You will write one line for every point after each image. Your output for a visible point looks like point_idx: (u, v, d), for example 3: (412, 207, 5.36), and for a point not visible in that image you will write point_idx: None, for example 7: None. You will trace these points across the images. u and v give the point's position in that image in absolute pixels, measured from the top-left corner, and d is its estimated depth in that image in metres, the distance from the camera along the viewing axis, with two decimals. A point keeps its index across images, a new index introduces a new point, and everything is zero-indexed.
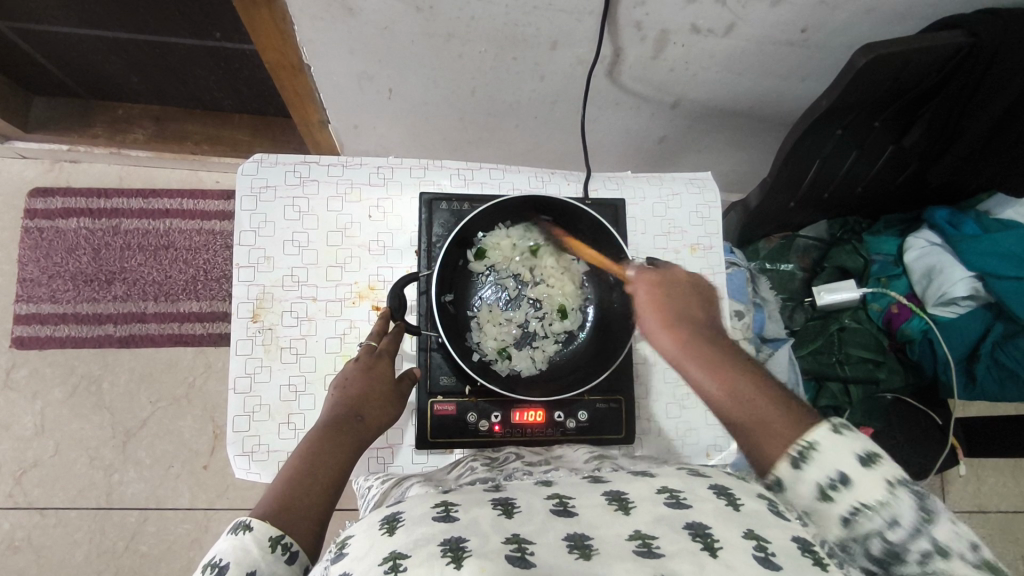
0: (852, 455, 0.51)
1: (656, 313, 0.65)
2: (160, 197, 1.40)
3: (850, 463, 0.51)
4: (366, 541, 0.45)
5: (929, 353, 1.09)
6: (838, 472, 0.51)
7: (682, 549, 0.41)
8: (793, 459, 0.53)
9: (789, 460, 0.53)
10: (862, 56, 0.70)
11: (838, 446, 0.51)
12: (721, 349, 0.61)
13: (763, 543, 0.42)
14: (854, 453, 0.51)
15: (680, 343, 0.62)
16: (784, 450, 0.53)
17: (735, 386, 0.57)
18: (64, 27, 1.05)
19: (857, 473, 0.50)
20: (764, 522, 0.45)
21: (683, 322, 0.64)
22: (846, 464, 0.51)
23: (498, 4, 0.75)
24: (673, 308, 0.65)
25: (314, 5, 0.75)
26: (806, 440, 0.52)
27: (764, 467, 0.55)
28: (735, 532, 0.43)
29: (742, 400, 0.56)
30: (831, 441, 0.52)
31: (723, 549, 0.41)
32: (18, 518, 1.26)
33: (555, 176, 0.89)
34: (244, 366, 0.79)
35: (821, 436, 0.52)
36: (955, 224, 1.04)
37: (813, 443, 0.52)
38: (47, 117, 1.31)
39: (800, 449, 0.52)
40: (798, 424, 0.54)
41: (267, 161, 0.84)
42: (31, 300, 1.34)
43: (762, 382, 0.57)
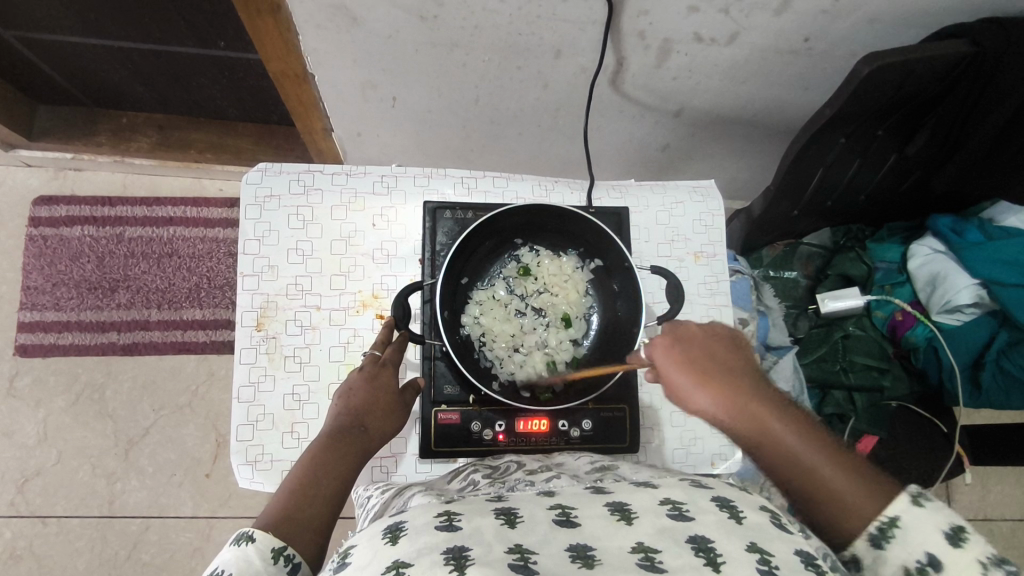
0: (939, 532, 0.51)
1: (700, 377, 0.60)
2: (164, 205, 1.41)
3: (936, 541, 0.51)
4: (369, 550, 0.45)
5: (933, 361, 1.09)
6: (926, 553, 0.51)
7: (684, 564, 0.41)
8: (874, 537, 0.53)
9: (869, 537, 0.53)
10: (865, 65, 0.71)
11: (922, 523, 0.52)
12: (771, 411, 0.58)
13: (767, 556, 0.42)
14: (939, 529, 0.51)
15: (730, 412, 0.59)
16: (864, 526, 0.54)
17: (796, 455, 0.56)
18: (70, 37, 1.05)
19: (945, 553, 0.51)
20: (767, 534, 0.45)
21: (737, 384, 0.60)
22: (934, 544, 0.51)
23: (502, 14, 0.76)
24: (714, 367, 0.61)
25: (319, 15, 0.76)
26: (887, 515, 0.53)
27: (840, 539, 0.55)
28: (738, 545, 0.42)
29: (808, 471, 0.56)
30: (911, 516, 0.53)
31: (726, 565, 0.41)
32: (20, 527, 1.26)
33: (558, 184, 0.90)
34: (247, 375, 0.79)
35: (902, 511, 0.53)
36: (959, 231, 1.04)
37: (895, 520, 0.53)
38: (52, 125, 1.32)
39: (881, 526, 0.53)
40: (872, 494, 0.54)
41: (272, 170, 0.84)
42: (35, 308, 1.34)
43: (822, 446, 0.57)
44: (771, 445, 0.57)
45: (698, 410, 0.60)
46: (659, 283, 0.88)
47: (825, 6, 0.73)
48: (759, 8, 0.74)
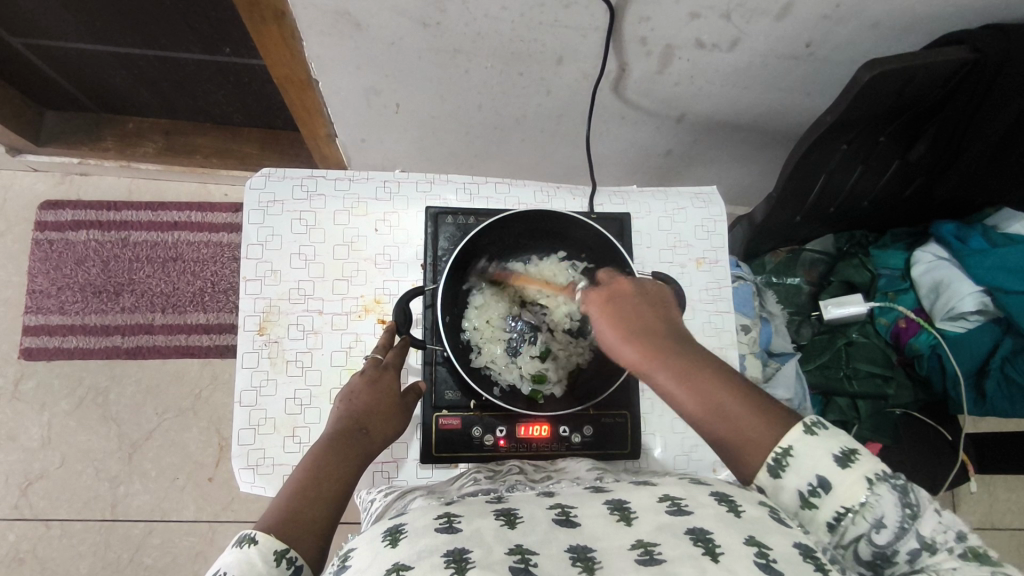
0: (829, 455, 0.52)
1: (626, 336, 0.58)
2: (169, 210, 1.42)
3: (828, 465, 0.51)
4: (369, 553, 0.45)
5: (938, 369, 1.08)
6: (818, 476, 0.51)
7: (683, 554, 0.41)
8: (772, 467, 0.53)
9: (768, 468, 0.53)
10: (865, 72, 0.71)
11: (813, 450, 0.52)
12: (701, 367, 0.56)
13: (765, 549, 0.42)
14: (831, 453, 0.52)
15: (651, 359, 0.56)
16: (764, 459, 0.53)
17: (711, 399, 0.54)
18: (78, 43, 1.07)
19: (836, 475, 0.51)
20: (766, 528, 0.45)
21: (653, 338, 0.58)
22: (826, 467, 0.51)
23: (504, 21, 0.76)
24: (631, 316, 0.60)
25: (323, 22, 0.76)
26: (782, 445, 0.53)
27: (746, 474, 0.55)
28: (736, 538, 0.42)
29: (721, 411, 0.54)
30: (804, 444, 0.52)
31: (724, 554, 0.41)
32: (23, 530, 1.26)
33: (560, 191, 0.90)
34: (249, 379, 0.79)
35: (795, 439, 0.53)
36: (963, 238, 1.03)
37: (789, 449, 0.53)
38: (60, 130, 1.33)
39: (778, 456, 0.53)
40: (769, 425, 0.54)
41: (275, 175, 0.84)
42: (40, 312, 1.35)
43: (734, 389, 0.55)
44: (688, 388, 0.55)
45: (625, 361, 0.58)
46: None
47: (827, 11, 0.74)
48: (761, 14, 0.74)
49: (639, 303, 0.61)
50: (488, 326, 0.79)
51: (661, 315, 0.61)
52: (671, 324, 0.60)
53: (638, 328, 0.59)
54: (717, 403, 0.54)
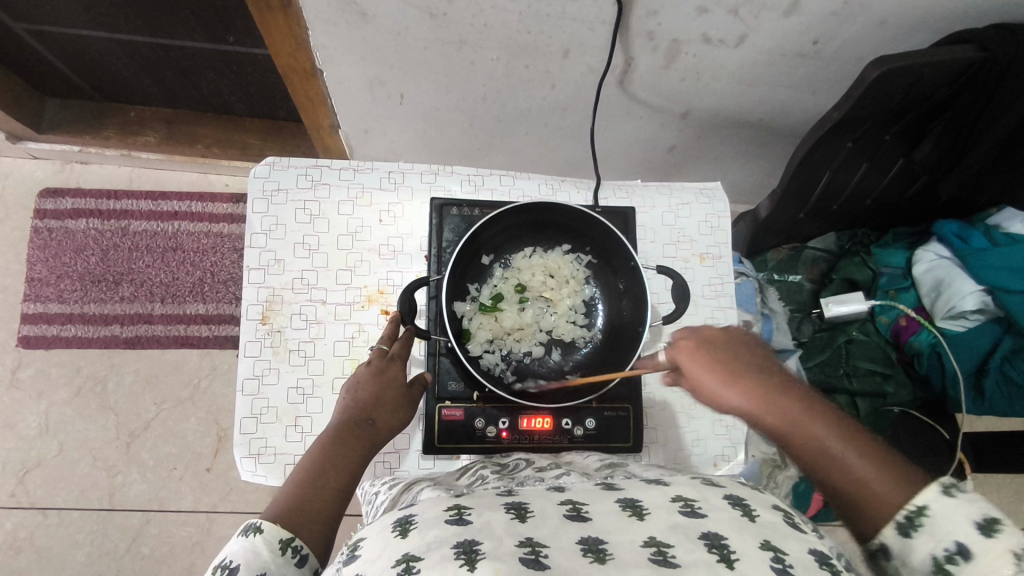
0: (970, 522, 0.48)
1: (721, 373, 0.61)
2: (169, 199, 1.41)
3: (967, 532, 0.48)
4: (379, 542, 0.45)
5: (937, 368, 1.08)
6: (957, 542, 0.49)
7: (698, 560, 0.40)
8: (901, 525, 0.51)
9: (897, 526, 0.51)
10: (873, 69, 0.71)
11: (953, 514, 0.49)
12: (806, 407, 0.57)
13: (780, 554, 0.42)
14: (972, 520, 0.48)
15: (753, 398, 0.59)
16: (891, 516, 0.52)
17: (815, 440, 0.56)
18: (79, 29, 1.06)
19: (979, 544, 0.48)
20: (780, 533, 0.45)
21: (760, 379, 0.60)
22: (965, 534, 0.48)
23: (512, 12, 0.76)
24: (729, 359, 0.62)
25: (329, 11, 0.76)
26: (915, 503, 0.51)
27: (867, 529, 0.53)
28: (751, 543, 0.42)
29: (827, 455, 0.55)
30: (942, 505, 0.50)
31: (739, 561, 0.40)
32: (20, 518, 1.26)
33: (564, 184, 0.90)
34: (251, 368, 0.79)
35: (930, 499, 0.50)
36: (965, 237, 1.04)
37: (923, 508, 0.50)
38: (60, 118, 1.32)
39: (909, 515, 0.51)
40: (888, 478, 0.53)
41: (279, 164, 0.84)
42: (38, 300, 1.35)
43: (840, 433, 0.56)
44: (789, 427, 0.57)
45: (724, 400, 0.60)
46: (664, 283, 0.88)
47: (835, 8, 0.74)
48: (769, 10, 0.74)
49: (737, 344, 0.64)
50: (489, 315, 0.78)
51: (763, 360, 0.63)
52: (777, 368, 0.62)
53: (741, 368, 0.61)
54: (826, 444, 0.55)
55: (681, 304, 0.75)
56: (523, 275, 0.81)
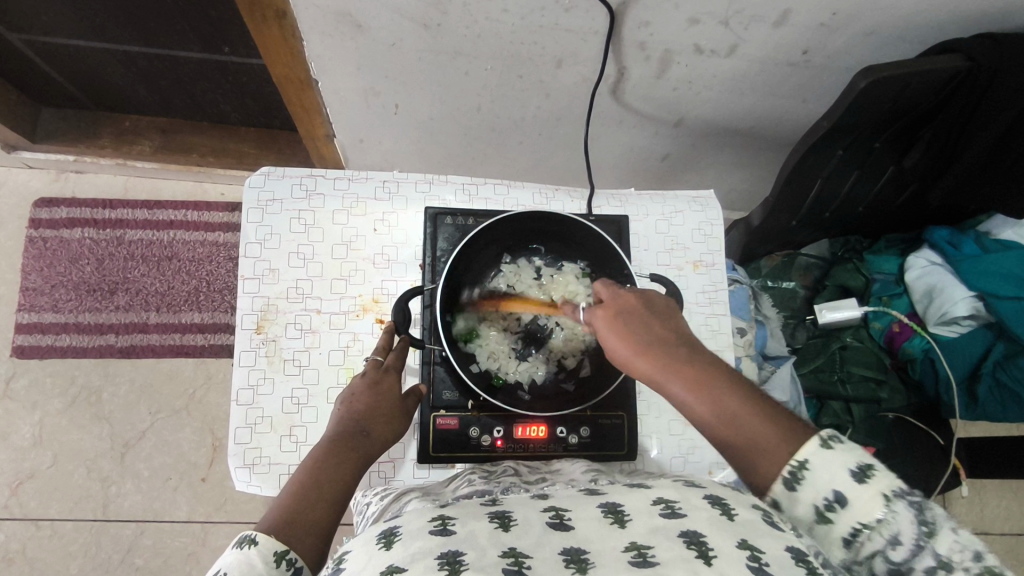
0: (846, 469, 0.52)
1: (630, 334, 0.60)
2: (165, 208, 1.41)
3: (844, 480, 0.51)
4: (364, 555, 0.45)
5: (930, 372, 1.10)
6: (834, 492, 0.51)
7: (676, 555, 0.41)
8: (788, 480, 0.53)
9: (784, 481, 0.53)
10: (862, 78, 0.72)
11: (830, 463, 0.52)
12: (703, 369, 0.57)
13: (757, 552, 0.42)
14: (848, 468, 0.51)
15: (647, 359, 0.59)
16: (779, 471, 0.53)
17: (709, 394, 0.56)
18: (75, 40, 1.06)
19: (853, 491, 0.51)
20: (757, 531, 0.45)
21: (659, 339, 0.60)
22: (842, 483, 0.51)
23: (505, 23, 0.77)
24: (630, 322, 0.61)
25: (324, 22, 0.77)
26: (798, 458, 0.53)
27: (760, 486, 0.55)
28: (728, 541, 0.42)
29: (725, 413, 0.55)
30: (821, 458, 0.52)
31: (717, 558, 0.41)
32: (13, 530, 1.25)
33: (558, 193, 0.90)
34: (246, 378, 0.79)
35: (812, 453, 0.52)
36: (956, 244, 1.06)
37: (805, 462, 0.52)
38: (55, 127, 1.32)
39: (795, 470, 0.53)
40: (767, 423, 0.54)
41: (274, 174, 0.84)
42: (33, 309, 1.34)
43: (738, 386, 0.56)
44: (685, 383, 0.57)
45: (622, 360, 0.61)
46: (658, 291, 0.88)
47: (824, 19, 0.75)
48: (758, 20, 0.75)
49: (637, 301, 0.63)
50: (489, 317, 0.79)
51: (665, 314, 0.63)
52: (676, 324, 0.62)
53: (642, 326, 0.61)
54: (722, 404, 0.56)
55: None
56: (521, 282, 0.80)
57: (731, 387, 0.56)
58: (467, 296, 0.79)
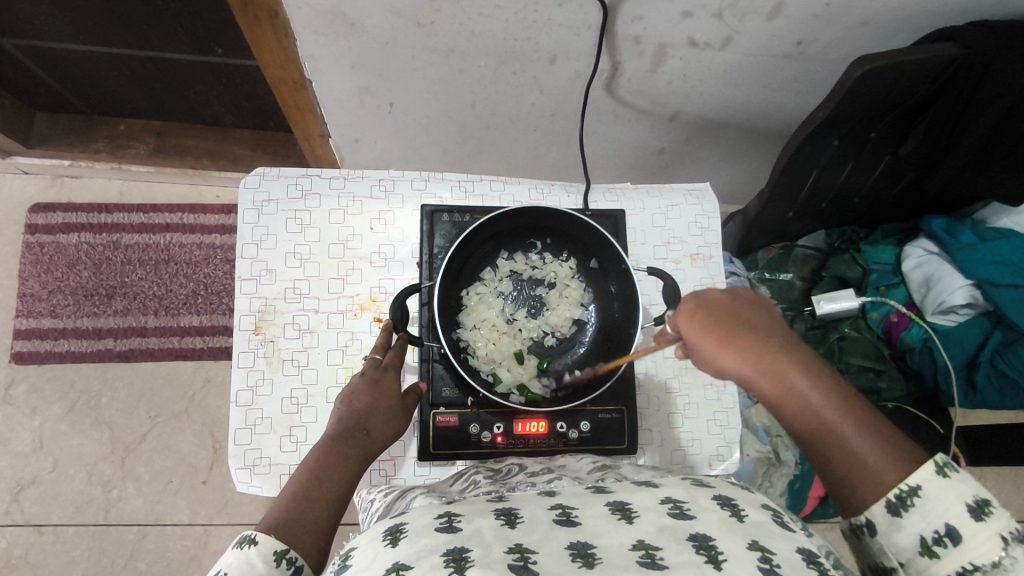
0: (962, 503, 0.52)
1: (723, 339, 0.59)
2: (161, 211, 1.41)
3: (958, 514, 0.51)
4: (370, 552, 0.45)
5: (928, 362, 1.09)
6: (946, 524, 0.52)
7: (686, 560, 0.41)
8: (893, 504, 0.53)
9: (888, 504, 0.54)
10: (858, 67, 0.71)
11: (943, 494, 0.52)
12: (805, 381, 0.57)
13: (768, 554, 0.42)
14: (964, 502, 0.52)
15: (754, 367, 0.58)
16: (883, 494, 0.54)
17: (806, 399, 0.56)
18: (68, 44, 1.06)
19: (967, 526, 0.51)
20: (768, 532, 0.45)
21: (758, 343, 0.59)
22: (955, 515, 0.51)
23: (498, 19, 0.77)
24: (730, 323, 0.60)
25: (317, 22, 0.77)
26: (909, 483, 0.53)
27: (856, 505, 0.55)
28: (739, 543, 0.43)
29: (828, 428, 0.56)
30: (935, 486, 0.52)
31: (728, 561, 0.41)
32: (15, 536, 1.25)
33: (555, 188, 0.90)
34: (245, 379, 0.79)
35: (926, 479, 0.53)
36: (952, 233, 1.06)
37: (917, 489, 0.53)
38: (49, 132, 1.32)
39: (902, 494, 0.53)
40: (897, 464, 0.54)
41: (269, 174, 0.84)
42: (30, 315, 1.34)
43: (836, 394, 0.57)
44: (780, 389, 0.57)
45: (721, 365, 0.59)
46: (656, 284, 0.88)
47: (818, 10, 0.75)
48: (752, 12, 0.75)
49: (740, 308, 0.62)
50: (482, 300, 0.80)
51: (770, 317, 0.62)
52: (778, 325, 0.61)
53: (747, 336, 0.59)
54: (825, 421, 0.56)
55: (673, 305, 0.76)
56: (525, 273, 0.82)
57: (834, 401, 0.56)
58: (467, 293, 0.79)
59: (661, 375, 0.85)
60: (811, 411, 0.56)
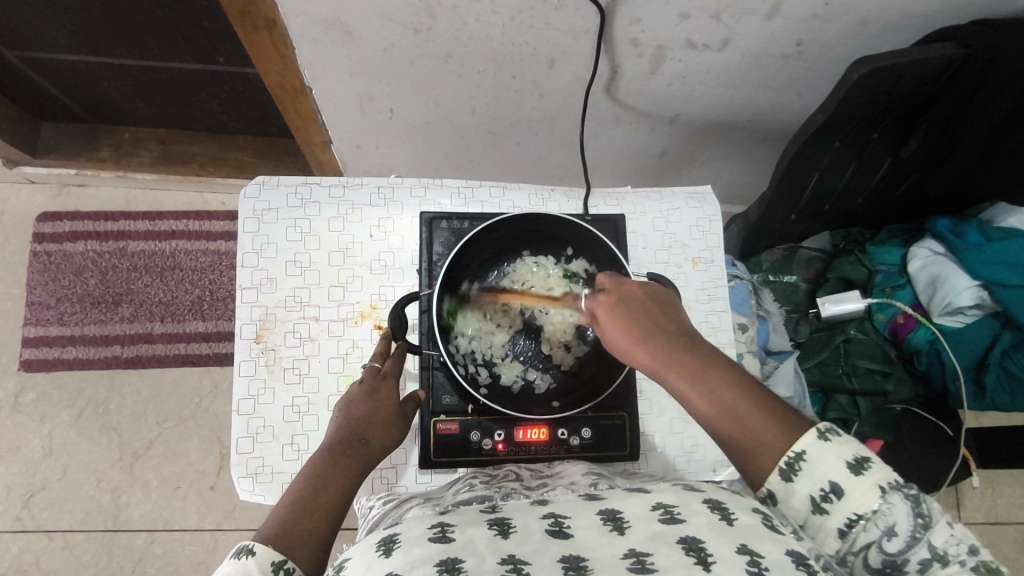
0: (843, 462, 0.51)
1: (627, 330, 0.60)
2: (167, 219, 1.42)
3: (840, 472, 0.51)
4: (362, 563, 0.45)
5: (936, 364, 1.08)
6: (832, 483, 0.51)
7: (675, 564, 0.41)
8: (784, 472, 0.52)
9: (780, 472, 0.53)
10: (856, 69, 0.71)
11: (827, 454, 0.52)
12: (704, 367, 0.56)
13: (757, 557, 0.42)
14: (843, 460, 0.51)
15: (654, 358, 0.58)
16: (775, 462, 0.53)
17: (707, 377, 0.56)
18: (72, 55, 1.07)
19: (849, 481, 0.51)
20: (758, 535, 0.44)
21: (660, 334, 0.59)
22: (837, 473, 0.51)
23: (495, 25, 0.76)
24: (638, 313, 0.61)
25: (315, 30, 0.77)
26: (794, 449, 0.52)
27: (756, 478, 0.54)
28: (728, 547, 0.42)
29: (730, 413, 0.54)
30: (817, 449, 0.52)
31: (717, 564, 0.41)
32: (26, 542, 1.27)
33: (554, 193, 0.90)
34: (247, 388, 0.79)
35: (809, 444, 0.52)
36: (959, 233, 1.04)
37: (802, 454, 0.52)
38: (56, 141, 1.33)
39: (790, 460, 0.52)
40: (784, 430, 0.53)
41: (269, 183, 0.85)
42: (39, 323, 1.36)
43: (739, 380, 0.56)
44: (683, 367, 0.56)
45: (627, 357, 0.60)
46: None
47: (817, 10, 0.74)
48: (749, 13, 0.75)
49: (642, 301, 0.62)
50: (487, 308, 0.78)
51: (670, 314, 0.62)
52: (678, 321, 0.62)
53: (648, 328, 0.59)
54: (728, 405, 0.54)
55: None
56: (529, 276, 0.80)
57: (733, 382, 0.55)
58: (465, 303, 0.77)
59: (663, 381, 0.84)
60: (708, 387, 0.55)
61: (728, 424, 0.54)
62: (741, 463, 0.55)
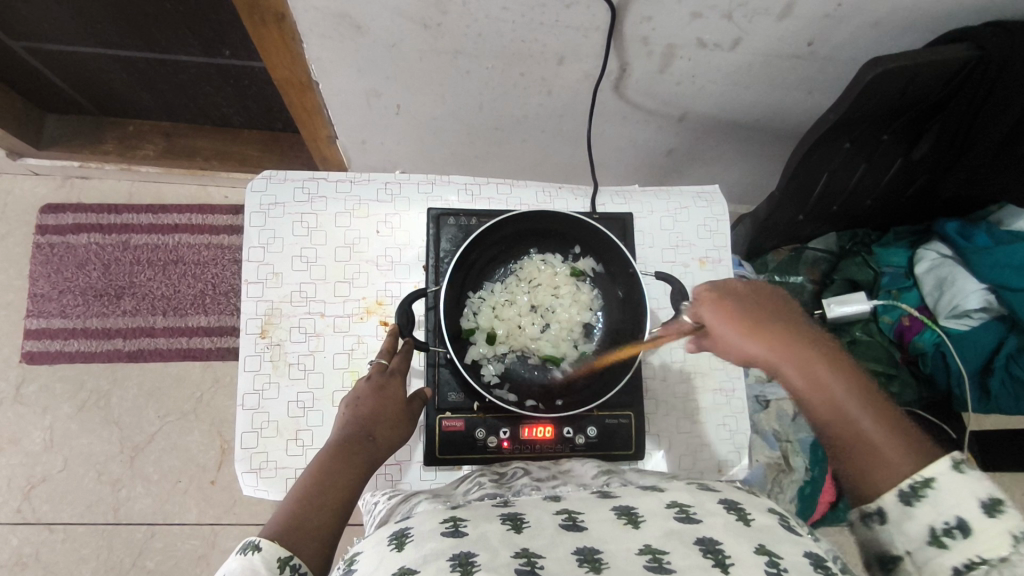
0: (974, 499, 0.51)
1: (744, 327, 0.59)
2: (169, 212, 1.42)
3: (970, 509, 0.51)
4: (375, 557, 0.44)
5: (942, 367, 1.08)
6: (957, 517, 0.51)
7: (693, 564, 0.40)
8: (905, 494, 0.53)
9: (899, 493, 0.53)
10: (868, 71, 0.70)
11: (959, 489, 0.52)
12: (843, 375, 0.58)
13: (776, 559, 0.42)
14: (977, 498, 0.51)
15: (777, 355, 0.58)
16: (896, 483, 0.54)
17: (826, 383, 0.57)
18: (78, 47, 1.06)
19: (979, 521, 0.50)
20: (775, 537, 0.44)
21: (785, 332, 0.59)
22: (967, 510, 0.51)
23: (506, 21, 0.76)
24: (758, 314, 0.60)
25: (324, 24, 0.76)
26: (922, 474, 0.53)
27: (864, 492, 0.55)
28: (746, 547, 0.42)
29: (850, 421, 0.56)
30: (950, 480, 0.52)
31: (734, 566, 0.40)
32: (26, 534, 1.26)
33: (562, 191, 0.89)
34: (251, 383, 0.79)
35: (941, 471, 0.52)
36: (967, 235, 1.03)
37: (929, 480, 0.53)
38: (60, 134, 1.33)
39: (914, 484, 0.53)
40: (911, 453, 0.54)
41: (276, 177, 0.84)
42: (41, 315, 1.35)
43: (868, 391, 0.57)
44: (807, 375, 0.58)
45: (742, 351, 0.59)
46: (664, 288, 0.87)
47: (829, 10, 0.73)
48: (762, 13, 0.74)
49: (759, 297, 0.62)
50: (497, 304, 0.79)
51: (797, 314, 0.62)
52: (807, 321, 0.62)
53: (771, 325, 0.59)
54: (848, 413, 0.56)
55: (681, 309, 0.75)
56: (538, 273, 0.80)
57: (858, 391, 0.57)
58: (473, 298, 0.79)
59: (669, 381, 0.84)
60: (833, 396, 0.57)
61: (847, 430, 0.56)
62: (850, 475, 0.57)
